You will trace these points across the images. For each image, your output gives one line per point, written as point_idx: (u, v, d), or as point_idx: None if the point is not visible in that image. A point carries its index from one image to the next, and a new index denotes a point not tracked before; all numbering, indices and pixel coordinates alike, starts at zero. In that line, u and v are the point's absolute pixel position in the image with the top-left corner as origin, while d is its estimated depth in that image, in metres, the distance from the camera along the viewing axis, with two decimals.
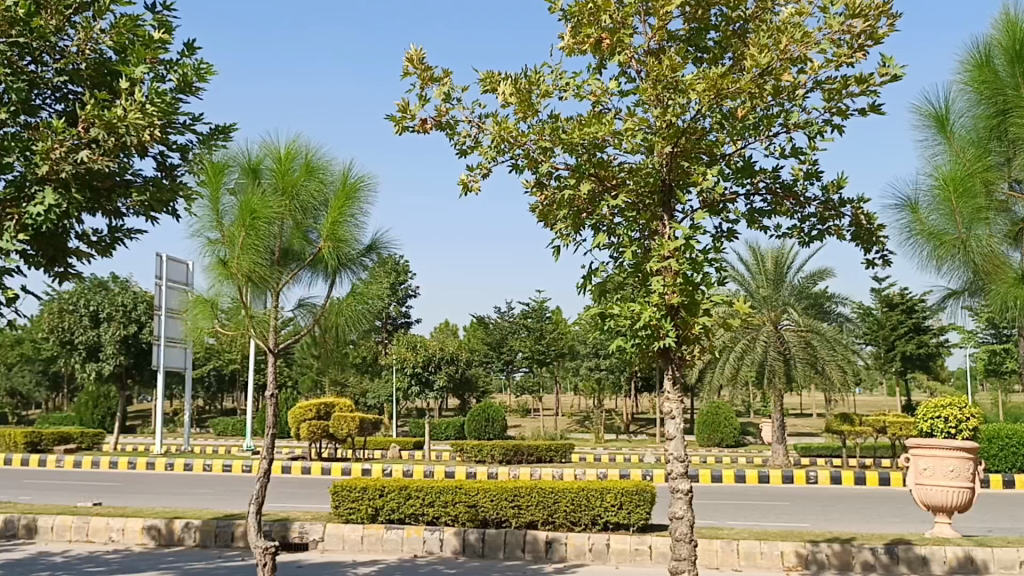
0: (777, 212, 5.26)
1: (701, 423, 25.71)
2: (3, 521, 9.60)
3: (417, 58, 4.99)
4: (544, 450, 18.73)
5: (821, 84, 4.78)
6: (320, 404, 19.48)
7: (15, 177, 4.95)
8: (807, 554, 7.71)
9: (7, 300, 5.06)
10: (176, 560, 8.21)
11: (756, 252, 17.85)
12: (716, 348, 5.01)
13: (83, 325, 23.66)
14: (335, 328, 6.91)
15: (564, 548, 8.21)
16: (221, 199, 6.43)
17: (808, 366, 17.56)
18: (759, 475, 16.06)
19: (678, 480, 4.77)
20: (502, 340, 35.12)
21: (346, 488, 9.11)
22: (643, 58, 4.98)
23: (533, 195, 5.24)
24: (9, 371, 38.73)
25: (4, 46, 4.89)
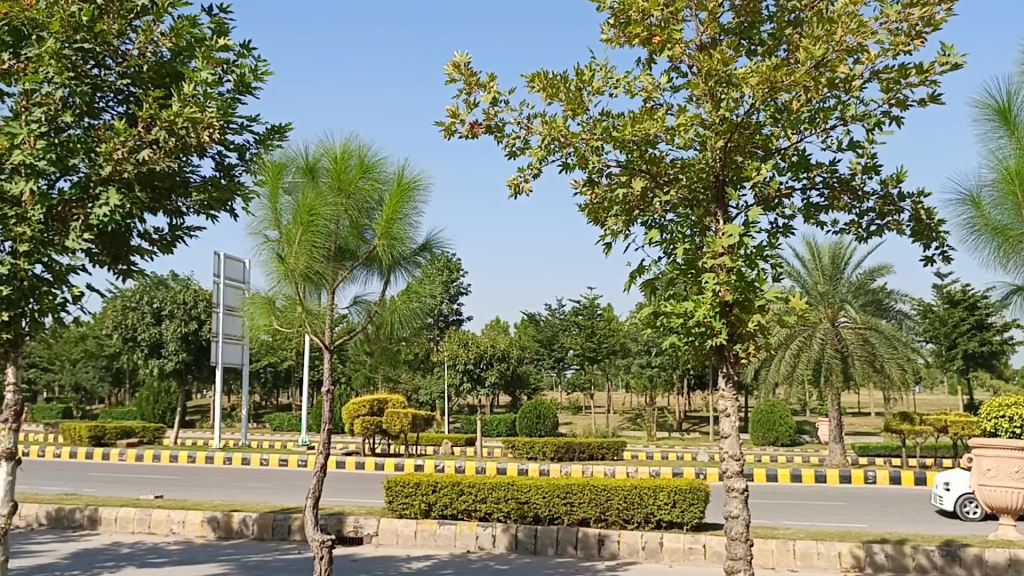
0: (834, 207, 5.18)
1: (756, 421, 25.37)
2: (69, 513, 9.88)
3: (462, 64, 5.03)
4: (595, 446, 18.66)
5: (879, 74, 4.69)
6: (373, 400, 19.73)
7: (80, 179, 5.07)
8: (864, 555, 7.57)
9: (73, 298, 5.23)
10: (235, 553, 8.36)
11: (813, 248, 17.49)
12: (772, 345, 4.95)
13: (146, 322, 24.30)
14: (388, 326, 6.96)
15: (616, 545, 8.17)
16: (279, 199, 6.57)
17: (867, 364, 17.19)
18: (816, 475, 15.81)
19: (733, 479, 4.72)
20: (553, 337, 34.94)
21: (398, 484, 9.23)
22: (695, 52, 4.94)
23: (583, 194, 5.22)
24: (74, 366, 39.98)
25: (69, 51, 5.02)
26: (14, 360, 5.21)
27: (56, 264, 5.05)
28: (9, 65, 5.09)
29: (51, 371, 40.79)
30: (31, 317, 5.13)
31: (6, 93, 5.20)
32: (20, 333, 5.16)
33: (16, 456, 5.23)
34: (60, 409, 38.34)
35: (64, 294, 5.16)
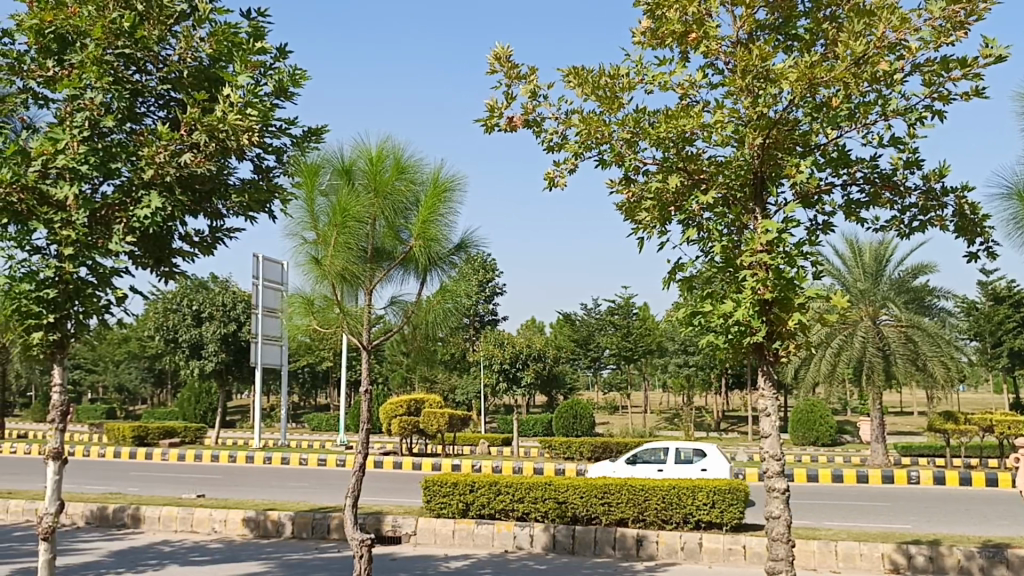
0: (875, 203, 5.13)
1: (796, 421, 25.10)
2: (114, 512, 10.05)
3: (503, 57, 5.19)
4: (633, 446, 18.58)
5: (920, 67, 4.62)
6: (410, 400, 19.85)
7: (123, 183, 5.16)
8: (908, 558, 7.42)
9: (117, 300, 5.31)
10: (275, 552, 8.44)
11: (854, 246, 17.24)
12: (812, 343, 4.90)
13: (187, 324, 24.67)
14: (425, 326, 6.98)
15: (655, 546, 8.11)
16: (316, 201, 6.62)
17: (909, 363, 16.90)
18: (857, 475, 15.59)
19: (774, 479, 4.67)
20: (590, 337, 34.37)
21: (436, 483, 9.30)
22: (730, 48, 4.92)
23: (620, 192, 5.25)
24: (117, 367, 40.70)
25: (111, 57, 5.11)
26: (60, 361, 5.28)
27: (100, 267, 5.14)
28: (53, 72, 5.19)
29: (95, 372, 41.59)
30: (76, 319, 5.21)
31: (50, 99, 5.30)
32: (66, 335, 5.23)
33: (62, 456, 5.31)
34: (104, 410, 39.01)
35: (108, 296, 5.24)
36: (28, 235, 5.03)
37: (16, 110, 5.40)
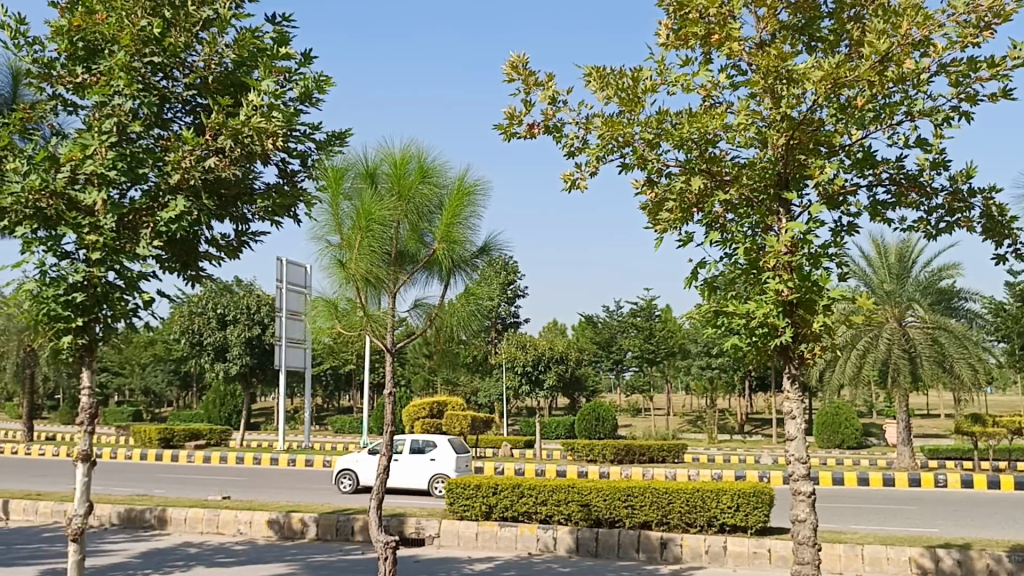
0: (901, 204, 5.09)
1: (821, 424, 24.90)
2: (140, 513, 10.16)
3: (520, 65, 5.27)
4: (656, 449, 18.47)
5: (946, 68, 4.59)
6: (433, 402, 19.90)
7: (150, 188, 5.22)
8: (937, 562, 7.33)
9: (144, 304, 5.37)
10: (300, 553, 8.49)
11: (880, 246, 17.11)
12: (838, 345, 4.87)
13: (211, 327, 24.92)
14: (448, 328, 6.99)
15: (679, 549, 8.08)
16: (340, 205, 6.67)
17: (935, 365, 16.72)
18: (884, 478, 15.43)
19: (800, 482, 4.64)
20: (611, 340, 34.24)
21: (460, 485, 9.38)
22: (753, 50, 4.91)
23: (643, 193, 5.24)
24: (143, 370, 41.12)
25: (139, 64, 5.17)
26: (89, 363, 5.34)
27: (127, 271, 5.20)
28: (82, 78, 5.27)
29: (121, 374, 42.09)
30: (104, 322, 5.27)
31: (79, 105, 5.37)
32: (95, 338, 5.30)
33: (91, 458, 5.37)
34: (131, 412, 39.44)
35: (136, 299, 5.30)
36: (57, 240, 5.09)
37: (45, 117, 5.49)
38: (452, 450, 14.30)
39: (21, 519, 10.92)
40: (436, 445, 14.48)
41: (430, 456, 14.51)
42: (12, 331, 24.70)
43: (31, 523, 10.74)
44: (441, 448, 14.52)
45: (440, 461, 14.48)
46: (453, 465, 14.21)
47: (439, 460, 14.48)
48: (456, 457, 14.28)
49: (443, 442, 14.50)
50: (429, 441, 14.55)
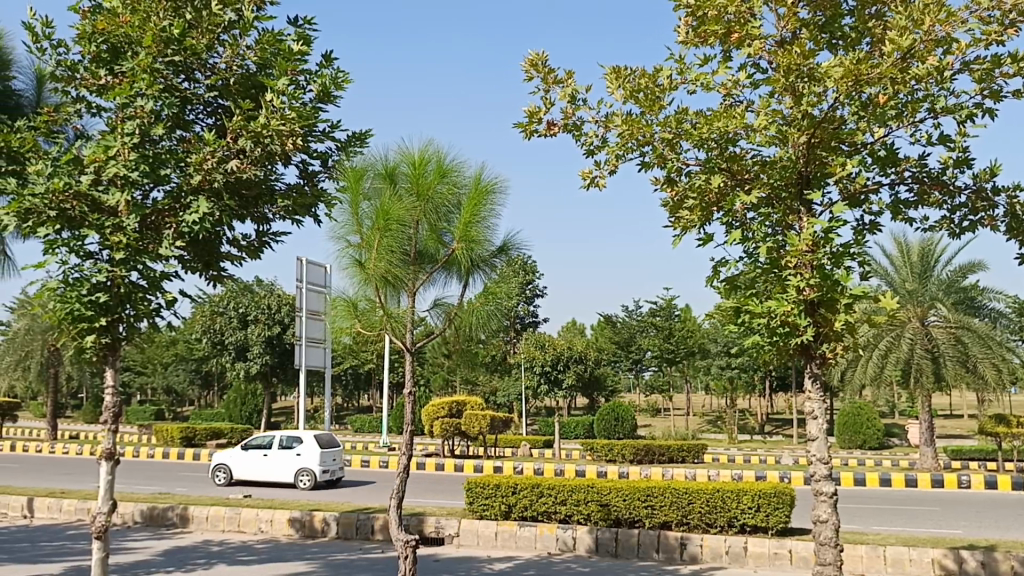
0: (924, 203, 5.05)
1: (842, 424, 24.72)
2: (163, 511, 10.25)
3: (539, 62, 5.27)
4: (676, 450, 18.41)
5: (969, 65, 4.55)
6: (452, 402, 19.93)
7: (171, 188, 5.25)
8: (960, 563, 7.26)
9: (166, 304, 5.41)
10: (320, 552, 8.53)
11: (902, 245, 16.98)
12: (860, 345, 4.83)
13: (233, 326, 25.09)
14: (467, 328, 6.99)
15: (699, 549, 8.05)
16: (360, 205, 6.69)
17: (959, 365, 16.53)
18: (906, 479, 15.30)
19: (821, 482, 4.62)
20: (630, 339, 34.12)
21: (479, 485, 9.39)
22: (774, 48, 4.88)
23: (663, 192, 5.24)
24: (165, 370, 41.46)
25: (160, 65, 5.22)
26: (112, 363, 5.39)
27: (150, 271, 5.24)
28: (105, 80, 5.31)
29: (144, 374, 42.45)
30: (127, 322, 5.32)
31: (103, 107, 5.42)
32: (118, 337, 5.35)
33: (115, 456, 5.41)
34: (153, 411, 39.78)
35: (159, 299, 5.34)
36: (80, 241, 5.14)
37: (69, 119, 5.54)
38: (315, 446, 14.91)
39: (45, 516, 11.03)
40: (302, 441, 15.09)
41: (296, 451, 15.17)
42: (37, 330, 25.02)
43: (56, 520, 10.86)
44: (308, 444, 15.17)
45: (306, 456, 15.13)
46: (316, 460, 14.77)
47: (305, 455, 15.11)
48: (319, 452, 14.86)
49: (309, 439, 15.13)
50: (296, 437, 15.19)
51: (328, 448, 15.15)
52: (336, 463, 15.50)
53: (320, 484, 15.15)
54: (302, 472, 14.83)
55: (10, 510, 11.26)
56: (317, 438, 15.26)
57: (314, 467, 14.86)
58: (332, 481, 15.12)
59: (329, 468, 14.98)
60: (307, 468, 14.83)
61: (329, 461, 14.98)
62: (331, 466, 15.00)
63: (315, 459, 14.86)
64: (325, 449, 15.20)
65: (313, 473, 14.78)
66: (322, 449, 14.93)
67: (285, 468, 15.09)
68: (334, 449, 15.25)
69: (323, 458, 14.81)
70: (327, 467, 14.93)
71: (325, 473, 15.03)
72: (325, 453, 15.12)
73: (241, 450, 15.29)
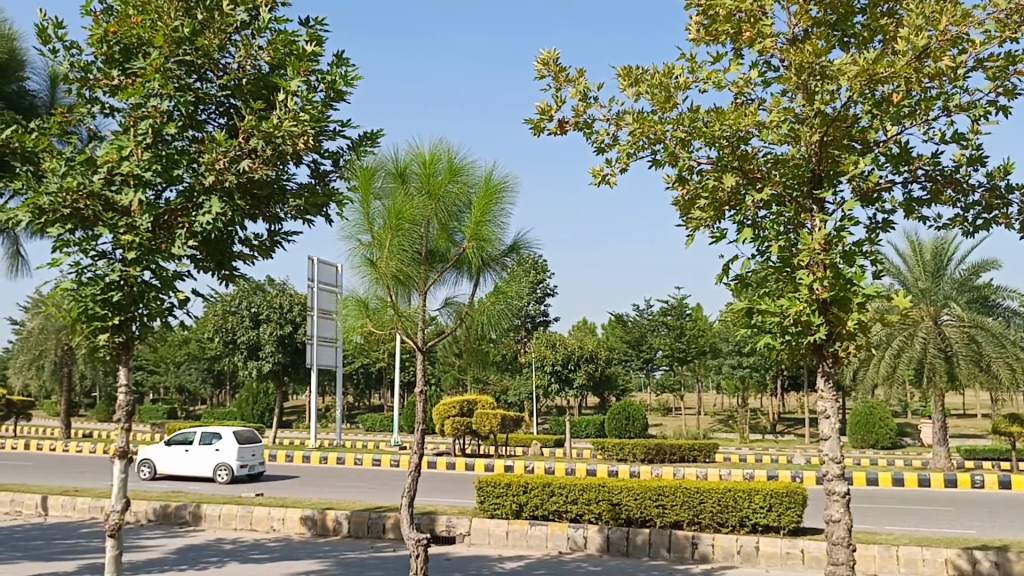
0: (937, 201, 5.02)
1: (855, 424, 24.62)
2: (175, 509, 10.30)
3: (550, 61, 5.28)
4: (687, 449, 18.37)
5: (983, 63, 4.52)
6: (463, 401, 19.94)
7: (184, 188, 5.28)
8: (974, 564, 7.22)
9: (178, 302, 5.44)
10: (332, 550, 8.56)
11: (915, 243, 16.91)
12: (872, 344, 4.82)
13: (245, 326, 25.19)
14: (478, 327, 7.00)
15: (710, 548, 8.04)
16: (370, 204, 6.71)
17: (972, 364, 16.44)
18: (919, 479, 15.22)
19: (834, 482, 4.60)
20: (641, 338, 33.96)
21: (490, 484, 9.40)
22: (786, 46, 4.87)
23: (675, 190, 5.23)
24: (178, 369, 41.67)
25: (173, 65, 5.24)
26: (126, 362, 5.42)
27: (163, 270, 5.27)
28: (118, 80, 5.34)
29: (157, 373, 42.67)
30: (141, 321, 5.35)
31: (116, 107, 5.46)
32: (131, 337, 5.38)
33: (128, 455, 5.44)
34: (165, 410, 39.97)
35: (171, 298, 5.37)
36: (93, 240, 5.17)
37: (83, 120, 5.58)
38: (234, 441, 15.58)
39: (59, 514, 11.10)
40: (223, 436, 15.75)
41: (216, 447, 15.82)
42: (51, 329, 25.18)
43: (70, 518, 10.93)
44: (227, 439, 15.79)
45: (225, 450, 15.75)
46: (234, 455, 15.43)
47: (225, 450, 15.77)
48: (237, 448, 15.51)
49: (229, 434, 15.79)
50: (217, 433, 15.84)
51: (247, 444, 15.76)
52: (257, 457, 16.08)
53: (239, 477, 15.81)
54: (220, 467, 15.48)
55: (25, 508, 11.34)
56: (237, 433, 15.86)
57: (232, 462, 15.48)
58: (251, 475, 15.77)
59: (247, 462, 15.60)
60: (225, 462, 15.49)
61: (248, 456, 15.64)
62: (250, 461, 15.63)
63: (233, 454, 15.54)
64: (244, 443, 15.80)
65: (231, 467, 15.45)
66: (241, 445, 15.62)
67: (206, 462, 15.75)
68: (254, 444, 15.83)
69: (239, 454, 15.44)
70: (245, 462, 15.57)
71: (244, 468, 15.68)
72: (245, 448, 15.78)
73: (165, 445, 15.99)
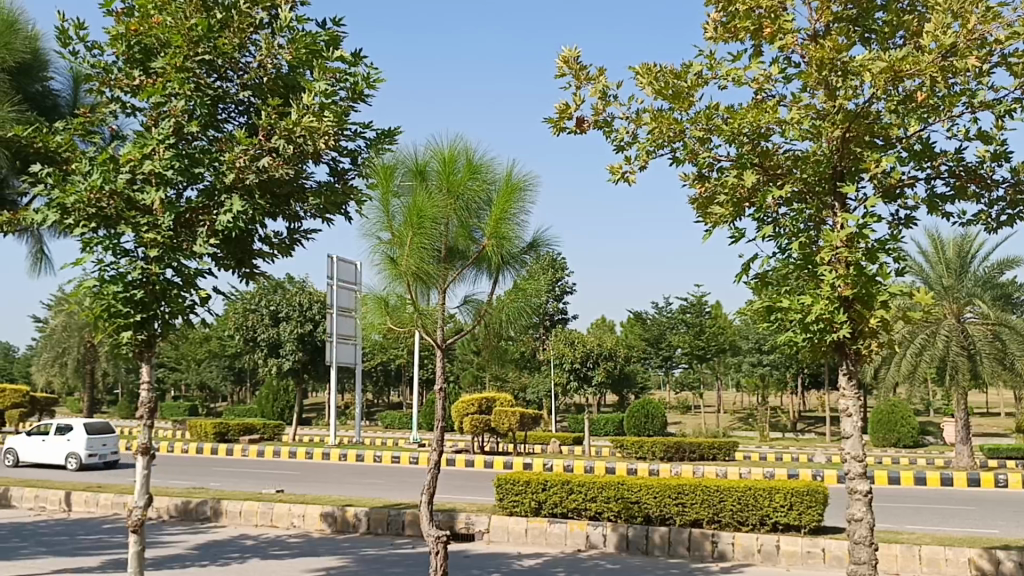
0: (961, 197, 4.97)
1: (876, 422, 24.45)
2: (198, 505, 10.40)
3: (571, 59, 5.26)
4: (706, 447, 18.31)
5: (1008, 59, 4.47)
6: (481, 398, 19.95)
7: (205, 187, 5.32)
8: (998, 563, 7.14)
9: (200, 300, 5.47)
10: (351, 547, 8.58)
11: (937, 241, 16.77)
12: (895, 342, 4.77)
13: (265, 323, 25.35)
14: (497, 325, 7.00)
15: (730, 547, 8.00)
16: (391, 203, 6.73)
17: (996, 362, 16.18)
18: (941, 477, 15.09)
19: (856, 480, 4.55)
20: (660, 336, 33.60)
21: (509, 481, 9.41)
22: (806, 41, 4.83)
23: (693, 188, 5.21)
24: (199, 366, 42.01)
25: (192, 65, 5.27)
26: (148, 359, 5.46)
27: (185, 268, 5.31)
28: (139, 81, 5.38)
29: (178, 370, 43.02)
30: (163, 318, 5.38)
31: (137, 107, 5.49)
32: (153, 334, 5.41)
33: (151, 451, 5.48)
34: (187, 407, 40.32)
35: (193, 296, 5.40)
36: (116, 239, 5.20)
37: (105, 120, 5.62)
38: (82, 432, 17.47)
39: (83, 510, 11.22)
40: (74, 428, 17.65)
41: (68, 437, 17.75)
42: (74, 327, 25.44)
43: (93, 514, 11.04)
44: (78, 431, 17.67)
45: (76, 441, 17.65)
46: (81, 445, 17.35)
47: (76, 440, 17.68)
48: (84, 438, 17.42)
49: (80, 426, 17.67)
50: (71, 425, 17.78)
51: (96, 435, 17.62)
52: (109, 447, 17.93)
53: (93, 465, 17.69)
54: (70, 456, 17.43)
55: (50, 503, 11.48)
56: (88, 425, 17.73)
57: (80, 452, 17.42)
58: (103, 463, 17.61)
59: (95, 452, 17.50)
60: (74, 452, 17.45)
61: (96, 445, 17.50)
62: (98, 450, 17.53)
63: (83, 445, 17.40)
64: (93, 434, 17.66)
65: (80, 456, 17.39)
66: (90, 436, 17.46)
67: (59, 451, 17.68)
68: (103, 435, 17.66)
69: (85, 444, 17.36)
70: (93, 451, 17.46)
71: (96, 456, 17.53)
72: (96, 438, 17.60)
73: (26, 436, 17.94)
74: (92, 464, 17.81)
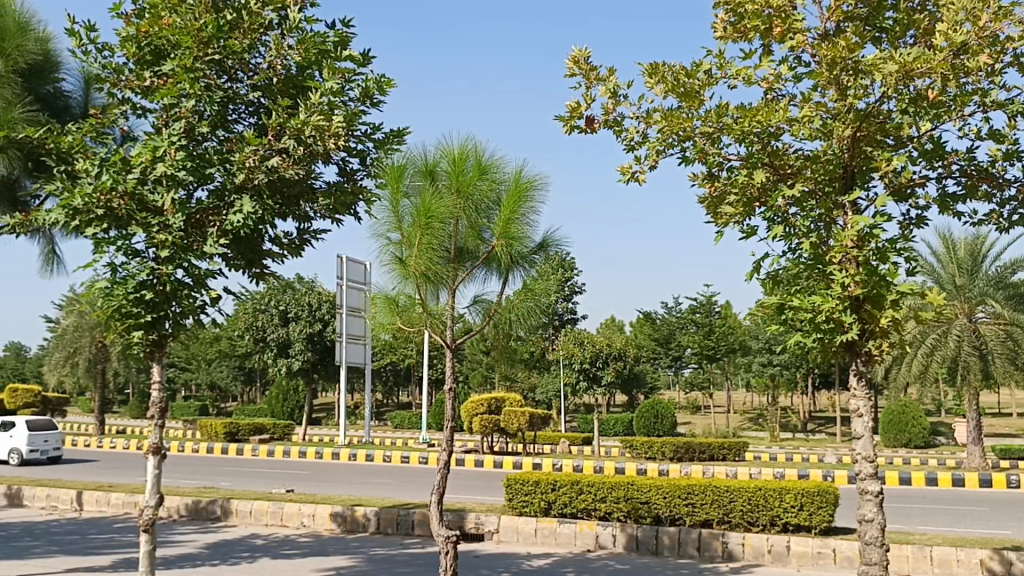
0: (973, 196, 4.95)
1: (887, 422, 24.36)
2: (208, 505, 10.43)
3: (581, 59, 5.26)
4: (716, 447, 18.27)
5: (1020, 59, 4.45)
6: (491, 399, 19.96)
7: (216, 188, 5.34)
8: (1010, 564, 7.10)
9: (210, 301, 5.49)
10: (361, 546, 8.59)
11: (948, 240, 16.69)
12: (906, 342, 4.75)
13: (275, 323, 25.43)
14: (506, 325, 7.00)
15: (740, 547, 7.98)
16: (400, 203, 6.74)
17: (1008, 362, 16.16)
18: (953, 478, 15.02)
19: (867, 481, 4.53)
20: (669, 336, 33.57)
21: (518, 482, 9.40)
22: (817, 40, 4.81)
23: (703, 187, 5.20)
24: (210, 366, 42.17)
25: (203, 66, 5.29)
26: (159, 359, 5.48)
27: (195, 269, 5.32)
28: (150, 82, 5.40)
29: (189, 370, 43.19)
30: (173, 318, 5.40)
31: (148, 108, 5.51)
32: (164, 334, 5.43)
33: (161, 450, 5.50)
34: (198, 407, 40.47)
35: (203, 296, 5.42)
36: (127, 240, 5.23)
37: (116, 121, 5.64)
38: (23, 429, 18.30)
39: (94, 510, 11.26)
40: (17, 425, 18.50)
41: (11, 433, 18.59)
42: (85, 326, 25.55)
43: (104, 514, 11.08)
44: (20, 427, 18.51)
45: (18, 437, 18.48)
46: (22, 441, 18.19)
47: (18, 436, 18.50)
48: (24, 435, 18.24)
49: (22, 423, 18.50)
50: (14, 422, 18.62)
51: (37, 431, 18.44)
52: (53, 443, 18.75)
53: (36, 460, 18.53)
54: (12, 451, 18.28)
55: (61, 502, 11.53)
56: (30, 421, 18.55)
57: (21, 447, 18.26)
58: (44, 458, 18.40)
59: (36, 448, 18.33)
60: (16, 447, 18.29)
61: (38, 441, 18.33)
62: (39, 446, 18.35)
63: (24, 441, 18.19)
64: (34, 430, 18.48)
65: (20, 451, 18.22)
66: (31, 433, 18.23)
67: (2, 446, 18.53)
68: (44, 432, 18.50)
69: (26, 440, 18.19)
70: (33, 446, 18.29)
71: (36, 451, 18.37)
72: (37, 434, 18.44)
73: None
74: (35, 458, 18.65)
